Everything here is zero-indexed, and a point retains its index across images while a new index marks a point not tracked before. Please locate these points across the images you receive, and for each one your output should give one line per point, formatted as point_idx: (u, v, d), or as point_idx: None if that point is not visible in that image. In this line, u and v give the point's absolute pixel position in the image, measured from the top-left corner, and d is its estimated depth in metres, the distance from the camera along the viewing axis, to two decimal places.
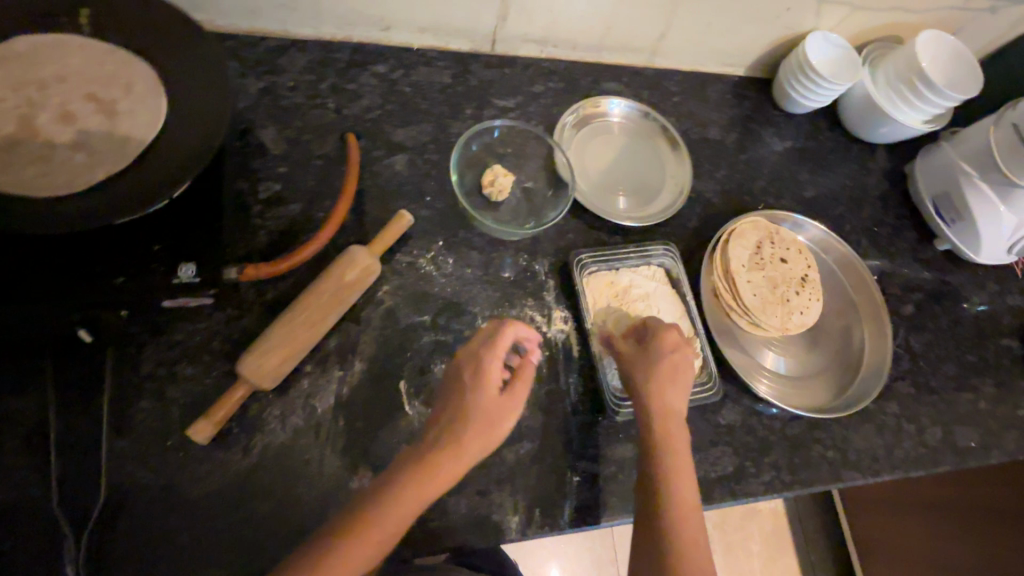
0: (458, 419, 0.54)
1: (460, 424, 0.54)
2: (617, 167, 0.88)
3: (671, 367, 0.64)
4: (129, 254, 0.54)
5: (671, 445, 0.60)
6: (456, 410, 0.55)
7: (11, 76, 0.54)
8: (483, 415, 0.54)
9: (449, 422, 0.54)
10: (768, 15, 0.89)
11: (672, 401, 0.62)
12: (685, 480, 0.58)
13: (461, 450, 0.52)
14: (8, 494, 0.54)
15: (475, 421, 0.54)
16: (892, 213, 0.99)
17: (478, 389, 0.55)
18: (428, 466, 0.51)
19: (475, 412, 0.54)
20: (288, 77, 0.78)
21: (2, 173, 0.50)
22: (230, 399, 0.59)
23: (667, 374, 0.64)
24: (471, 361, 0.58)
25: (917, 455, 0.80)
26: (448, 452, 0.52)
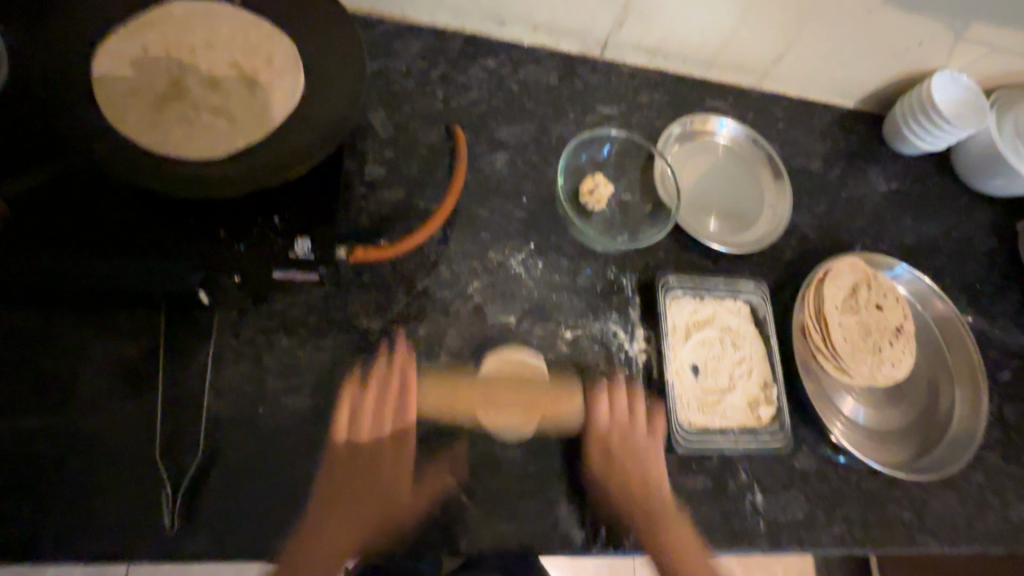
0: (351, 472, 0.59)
1: (358, 473, 0.59)
2: (716, 189, 0.85)
3: (620, 440, 0.66)
4: (252, 223, 0.55)
5: (629, 484, 0.64)
6: (359, 457, 0.60)
7: (165, 39, 0.57)
8: (393, 459, 0.60)
9: (342, 475, 0.59)
10: (894, 49, 0.85)
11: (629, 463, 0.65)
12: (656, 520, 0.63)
13: (372, 483, 0.58)
14: (114, 436, 0.57)
15: (353, 480, 0.58)
16: (996, 270, 0.93)
17: (376, 425, 0.61)
18: (325, 499, 0.58)
19: (366, 463, 0.59)
20: (401, 61, 0.79)
21: (149, 130, 0.53)
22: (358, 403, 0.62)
23: (625, 452, 0.65)
24: (362, 411, 0.61)
25: (999, 531, 0.76)
26: (348, 481, 0.59)
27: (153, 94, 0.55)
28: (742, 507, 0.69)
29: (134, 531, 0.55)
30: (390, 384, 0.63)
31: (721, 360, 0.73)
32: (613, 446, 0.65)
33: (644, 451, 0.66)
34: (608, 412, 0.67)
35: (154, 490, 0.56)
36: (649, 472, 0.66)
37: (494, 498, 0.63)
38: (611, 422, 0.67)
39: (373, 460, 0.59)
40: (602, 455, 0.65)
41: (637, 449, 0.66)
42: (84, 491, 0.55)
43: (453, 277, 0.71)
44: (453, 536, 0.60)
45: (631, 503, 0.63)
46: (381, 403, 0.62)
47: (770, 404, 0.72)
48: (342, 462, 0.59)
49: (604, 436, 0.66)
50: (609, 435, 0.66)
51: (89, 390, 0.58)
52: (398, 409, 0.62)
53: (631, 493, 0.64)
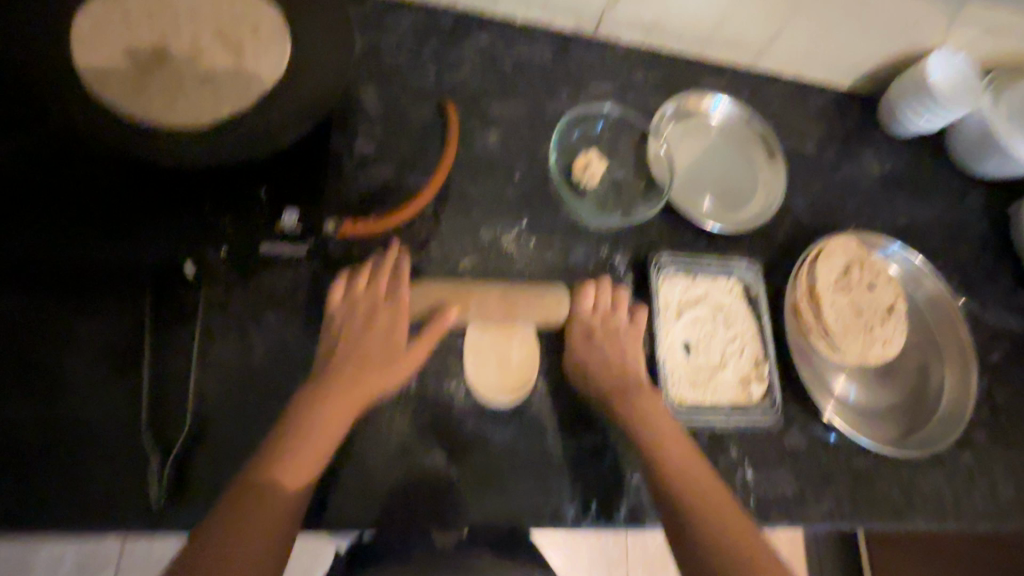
0: (337, 372, 0.57)
1: (340, 361, 0.58)
2: (710, 168, 0.85)
3: (605, 334, 0.67)
4: (238, 194, 0.54)
5: (625, 399, 0.62)
6: (342, 358, 0.59)
7: (148, 6, 0.56)
8: (374, 348, 0.60)
9: (321, 379, 0.57)
10: (891, 28, 0.84)
11: (618, 368, 0.65)
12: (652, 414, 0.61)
13: (349, 379, 0.57)
14: (102, 410, 0.56)
15: (335, 375, 0.57)
16: (989, 253, 0.94)
17: (363, 299, 0.62)
18: (307, 393, 0.55)
19: (359, 334, 0.60)
20: (392, 37, 0.78)
21: (132, 98, 0.52)
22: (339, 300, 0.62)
23: (609, 339, 0.66)
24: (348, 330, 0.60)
25: (986, 509, 0.77)
26: (328, 370, 0.57)
27: (135, 62, 0.53)
28: (732, 484, 0.69)
29: (122, 506, 0.54)
30: (376, 284, 0.63)
31: (713, 337, 0.73)
32: (599, 340, 0.66)
33: (629, 349, 0.67)
34: (594, 307, 0.68)
35: (142, 464, 0.56)
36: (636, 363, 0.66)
37: (485, 474, 0.63)
38: (597, 318, 0.67)
39: (354, 358, 0.59)
40: (585, 338, 0.66)
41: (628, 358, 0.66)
42: (71, 465, 0.54)
43: (444, 254, 0.70)
44: (444, 511, 0.60)
45: (622, 403, 0.62)
46: (362, 316, 0.61)
47: (761, 382, 0.72)
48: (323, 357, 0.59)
49: (592, 328, 0.67)
50: (593, 318, 0.67)
51: (75, 364, 0.57)
52: (383, 306, 0.62)
53: (618, 397, 0.63)
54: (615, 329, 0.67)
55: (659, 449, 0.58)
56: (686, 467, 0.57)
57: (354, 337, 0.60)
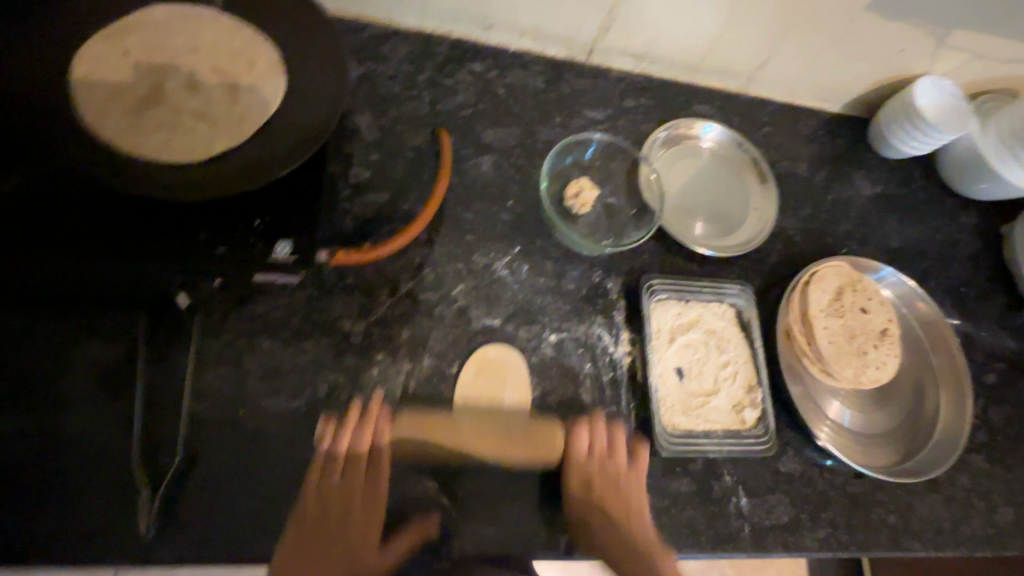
0: (324, 509, 0.59)
1: (328, 508, 0.59)
2: (701, 192, 0.86)
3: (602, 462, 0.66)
4: (232, 225, 0.55)
5: (615, 522, 0.63)
6: (330, 507, 0.59)
7: (147, 42, 0.57)
8: (360, 494, 0.60)
9: (308, 537, 0.57)
10: (878, 55, 0.86)
11: (613, 501, 0.64)
12: (642, 539, 0.63)
13: (340, 536, 0.58)
14: (92, 440, 0.56)
15: (318, 538, 0.57)
16: (982, 274, 0.94)
17: (343, 484, 0.60)
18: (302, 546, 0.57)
19: (336, 513, 0.59)
20: (387, 66, 0.79)
21: (130, 134, 0.53)
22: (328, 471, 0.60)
23: (607, 483, 0.65)
24: (329, 492, 0.59)
25: (984, 534, 0.76)
26: (319, 523, 0.58)
27: (133, 98, 0.55)
28: (726, 510, 0.69)
29: (112, 536, 0.54)
30: (365, 429, 0.62)
31: (706, 363, 0.73)
32: (596, 486, 0.65)
33: (626, 485, 0.66)
34: (591, 446, 0.67)
35: (132, 495, 0.55)
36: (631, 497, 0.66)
37: (477, 502, 0.62)
38: (595, 462, 0.66)
39: (333, 521, 0.58)
40: (583, 483, 0.65)
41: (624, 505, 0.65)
42: (61, 495, 0.54)
43: (437, 280, 0.71)
44: (435, 541, 0.60)
45: (615, 535, 0.63)
46: (352, 474, 0.60)
47: (754, 407, 0.72)
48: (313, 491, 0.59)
49: (586, 467, 0.65)
50: (591, 462, 0.66)
51: (67, 393, 0.58)
52: (373, 451, 0.61)
53: (612, 526, 0.63)
54: (613, 470, 0.66)
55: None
56: None
57: (335, 493, 0.59)
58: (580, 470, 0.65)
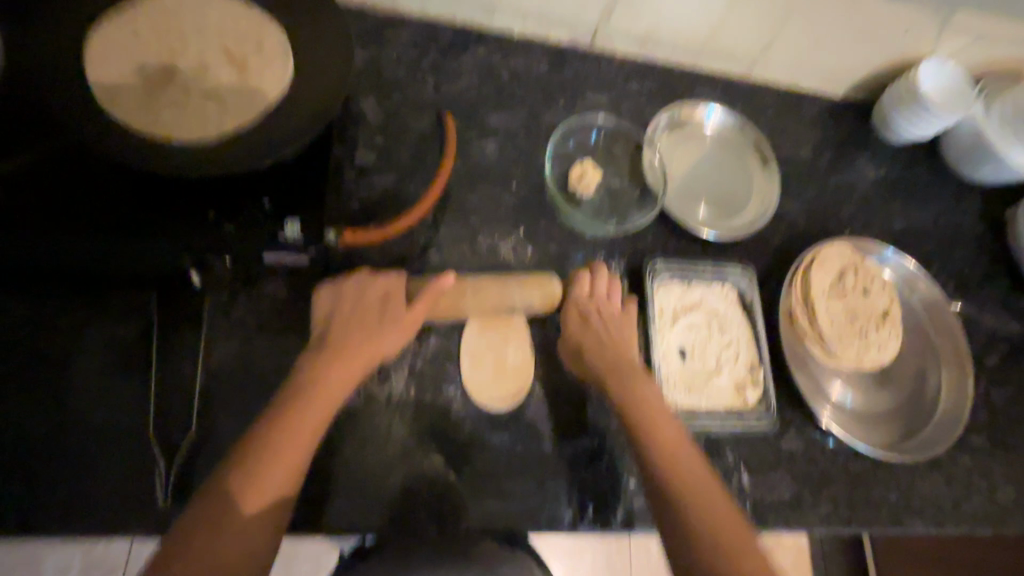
0: (320, 360, 0.57)
1: (333, 343, 0.59)
2: (704, 176, 0.86)
3: (604, 315, 0.67)
4: (241, 205, 0.56)
5: (628, 390, 0.62)
6: (334, 343, 0.59)
7: (157, 25, 0.58)
8: (366, 333, 0.59)
9: (309, 375, 0.56)
10: (882, 37, 0.86)
11: (620, 361, 0.64)
12: (654, 405, 0.61)
13: (339, 381, 0.56)
14: (108, 415, 0.58)
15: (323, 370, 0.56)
16: (985, 257, 0.94)
17: (347, 322, 0.60)
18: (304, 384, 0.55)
19: (340, 345, 0.58)
20: (392, 50, 0.80)
21: (142, 114, 0.54)
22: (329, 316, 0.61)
23: (611, 340, 0.65)
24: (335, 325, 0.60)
25: (984, 512, 0.77)
26: (324, 360, 0.57)
27: (145, 79, 0.56)
28: (729, 487, 0.70)
29: (126, 509, 0.56)
30: (374, 283, 0.62)
31: (709, 343, 0.74)
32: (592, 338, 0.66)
33: (624, 332, 0.67)
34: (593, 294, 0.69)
35: (147, 469, 0.57)
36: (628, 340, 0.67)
37: (483, 477, 0.64)
38: (597, 306, 0.68)
39: (337, 354, 0.58)
40: (580, 320, 0.67)
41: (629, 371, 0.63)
42: (78, 469, 0.56)
43: (442, 261, 0.72)
44: (443, 514, 0.61)
45: (623, 382, 0.62)
46: (357, 316, 0.61)
47: (756, 386, 0.73)
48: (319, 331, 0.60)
49: (587, 327, 0.66)
50: (591, 305, 0.68)
51: (82, 370, 0.59)
52: (382, 293, 0.62)
53: (625, 385, 0.62)
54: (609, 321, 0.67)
55: (660, 449, 0.57)
56: (683, 448, 0.58)
57: (338, 334, 0.59)
58: (579, 326, 0.67)
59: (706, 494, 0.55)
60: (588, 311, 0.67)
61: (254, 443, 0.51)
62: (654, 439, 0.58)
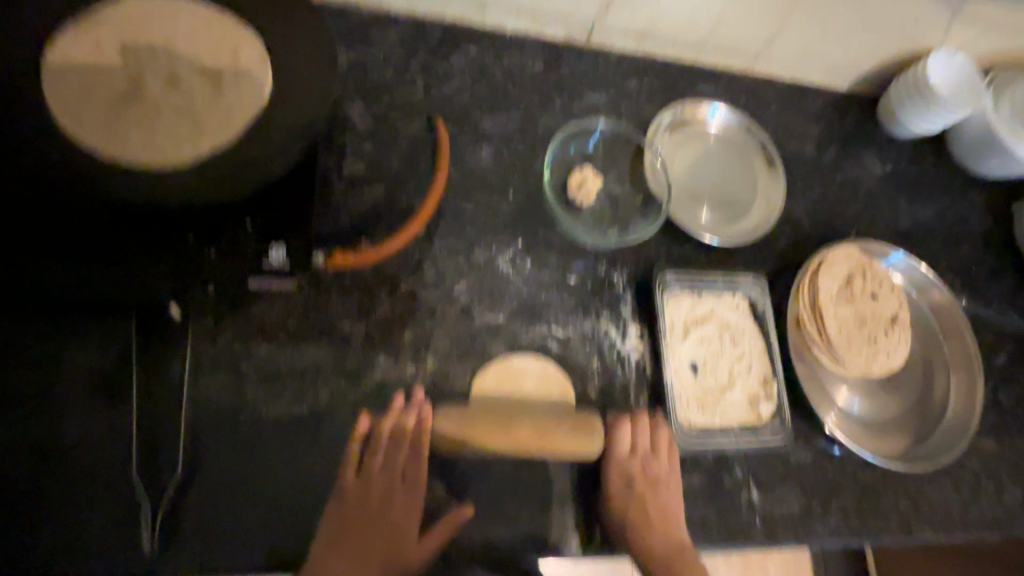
0: (366, 490, 0.59)
1: (374, 482, 0.59)
2: (707, 178, 0.83)
3: (650, 479, 0.64)
4: (223, 228, 0.53)
5: (648, 530, 0.62)
6: (372, 491, 0.59)
7: (119, 32, 0.53)
8: (402, 466, 0.61)
9: (355, 508, 0.59)
10: (890, 28, 0.82)
11: (655, 531, 0.63)
12: (664, 546, 0.62)
13: (375, 518, 0.58)
14: (87, 453, 0.55)
15: (361, 527, 0.58)
16: (991, 253, 0.92)
17: (389, 461, 0.60)
18: (342, 526, 0.57)
19: (383, 484, 0.59)
20: (379, 51, 0.75)
21: (107, 134, 0.50)
22: (371, 455, 0.60)
23: (647, 483, 0.64)
24: (374, 461, 0.60)
25: (992, 516, 0.76)
26: (364, 497, 0.59)
27: (109, 94, 0.51)
28: (738, 502, 0.68)
29: (114, 553, 0.53)
30: (406, 423, 0.61)
31: (721, 356, 0.72)
32: (636, 485, 0.64)
33: (660, 480, 0.65)
34: (633, 445, 0.65)
35: (133, 510, 0.54)
36: (664, 511, 0.64)
37: (488, 503, 0.62)
38: (636, 461, 0.64)
39: (381, 502, 0.59)
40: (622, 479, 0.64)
41: (665, 507, 0.64)
42: (58, 511, 0.53)
43: (438, 277, 0.68)
44: (446, 544, 0.59)
45: (642, 535, 0.62)
46: (393, 445, 0.60)
47: (770, 401, 0.71)
48: (360, 463, 0.60)
49: (629, 468, 0.64)
50: (632, 462, 0.64)
51: (58, 406, 0.56)
52: (415, 434, 0.61)
53: (639, 527, 0.62)
54: (654, 466, 0.65)
55: None
56: None
57: (376, 474, 0.60)
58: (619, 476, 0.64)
59: None
60: (621, 459, 0.64)
61: (317, 554, 0.56)
62: (658, 564, 0.61)
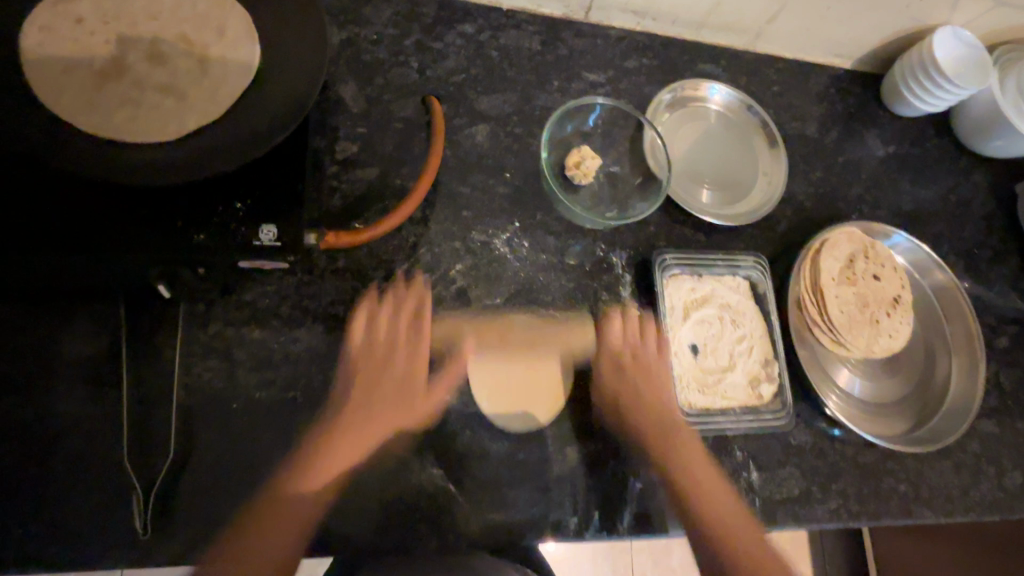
0: (360, 369, 0.61)
1: (369, 387, 0.60)
2: (707, 158, 0.82)
3: (642, 365, 0.66)
4: (210, 208, 0.51)
5: (650, 430, 0.64)
6: (365, 377, 0.61)
7: (101, 8, 0.52)
8: (394, 364, 0.62)
9: (347, 412, 0.59)
10: (894, 4, 0.80)
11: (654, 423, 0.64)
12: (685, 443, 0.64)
13: (371, 425, 0.59)
14: (78, 439, 0.54)
15: (375, 403, 0.60)
16: (995, 235, 0.91)
17: (386, 358, 0.62)
18: (336, 433, 0.58)
19: (371, 380, 0.61)
20: (371, 29, 0.73)
21: (90, 113, 0.49)
22: (369, 335, 0.62)
23: (638, 371, 0.66)
24: (370, 345, 0.62)
25: (992, 498, 0.76)
26: (361, 401, 0.60)
27: (92, 72, 0.50)
28: (737, 486, 0.68)
29: (107, 539, 0.52)
30: (401, 312, 0.64)
31: (721, 338, 0.71)
32: (633, 376, 0.66)
33: (654, 368, 0.67)
34: (622, 337, 0.68)
35: (125, 496, 0.53)
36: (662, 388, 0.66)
37: (485, 487, 0.61)
38: (625, 349, 0.67)
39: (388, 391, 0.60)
40: (615, 368, 0.66)
41: (652, 380, 0.66)
42: (50, 496, 0.52)
43: (433, 260, 0.67)
44: (443, 528, 0.59)
45: (642, 412, 0.64)
46: (392, 337, 0.62)
47: (771, 382, 0.70)
48: (360, 346, 0.62)
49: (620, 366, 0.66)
50: (622, 351, 0.67)
51: (48, 391, 0.55)
52: (411, 335, 0.63)
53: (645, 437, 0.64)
54: (647, 355, 0.67)
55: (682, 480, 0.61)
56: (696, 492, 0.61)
57: (375, 373, 0.61)
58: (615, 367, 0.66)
59: (724, 513, 0.60)
60: (612, 339, 0.68)
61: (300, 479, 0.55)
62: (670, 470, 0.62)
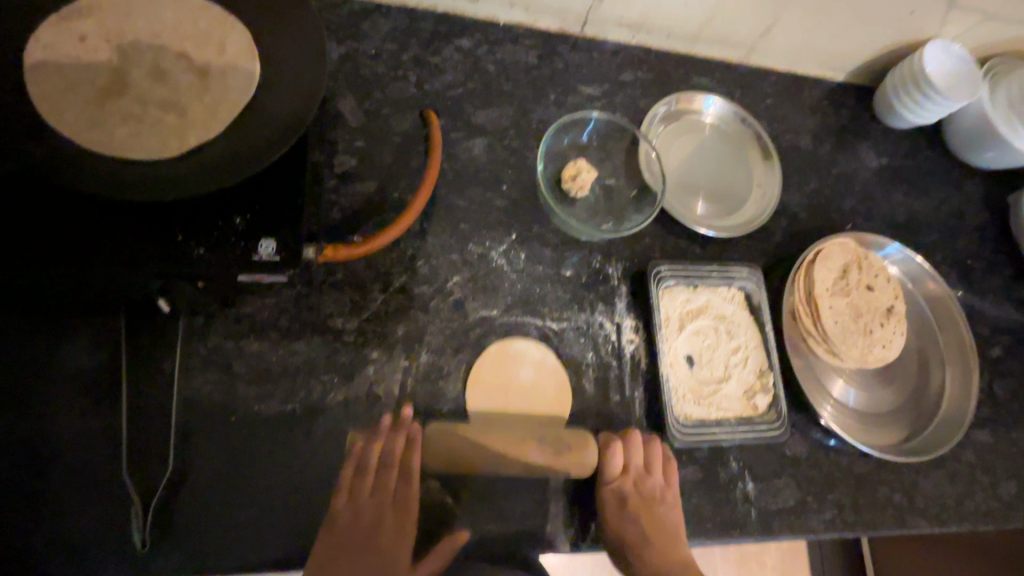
0: (350, 519, 0.57)
1: (359, 530, 0.56)
2: (702, 170, 0.82)
3: (648, 492, 0.63)
4: (210, 224, 0.51)
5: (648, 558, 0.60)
6: (361, 517, 0.57)
7: (104, 26, 0.52)
8: (389, 504, 0.58)
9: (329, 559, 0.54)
10: (885, 19, 0.81)
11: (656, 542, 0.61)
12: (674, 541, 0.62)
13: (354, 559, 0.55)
14: (77, 452, 0.54)
15: (358, 533, 0.56)
16: (988, 245, 0.92)
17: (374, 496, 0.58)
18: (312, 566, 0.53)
19: (362, 517, 0.57)
20: (370, 44, 0.74)
21: (92, 129, 0.49)
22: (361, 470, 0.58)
23: (643, 504, 0.62)
24: (359, 480, 0.58)
25: (987, 507, 0.77)
26: (347, 539, 0.56)
27: (94, 89, 0.51)
28: (733, 496, 0.68)
29: (106, 552, 0.53)
30: (391, 455, 0.59)
31: (716, 349, 0.71)
32: (635, 506, 0.62)
33: (658, 499, 0.63)
34: (625, 464, 0.63)
35: (124, 508, 0.54)
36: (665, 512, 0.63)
37: (482, 499, 0.61)
38: (630, 479, 0.63)
39: (374, 521, 0.57)
40: (620, 498, 0.62)
41: (655, 498, 0.63)
42: (48, 509, 0.53)
43: (431, 273, 0.68)
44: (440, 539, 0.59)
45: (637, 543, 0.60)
46: (381, 479, 0.59)
47: (766, 393, 0.70)
48: (350, 474, 0.58)
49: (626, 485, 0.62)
50: (626, 481, 0.62)
51: (47, 404, 0.55)
52: (402, 473, 0.59)
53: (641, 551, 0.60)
54: (653, 483, 0.63)
55: None
56: None
57: (360, 509, 0.57)
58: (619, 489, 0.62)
59: None
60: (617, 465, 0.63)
61: None
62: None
